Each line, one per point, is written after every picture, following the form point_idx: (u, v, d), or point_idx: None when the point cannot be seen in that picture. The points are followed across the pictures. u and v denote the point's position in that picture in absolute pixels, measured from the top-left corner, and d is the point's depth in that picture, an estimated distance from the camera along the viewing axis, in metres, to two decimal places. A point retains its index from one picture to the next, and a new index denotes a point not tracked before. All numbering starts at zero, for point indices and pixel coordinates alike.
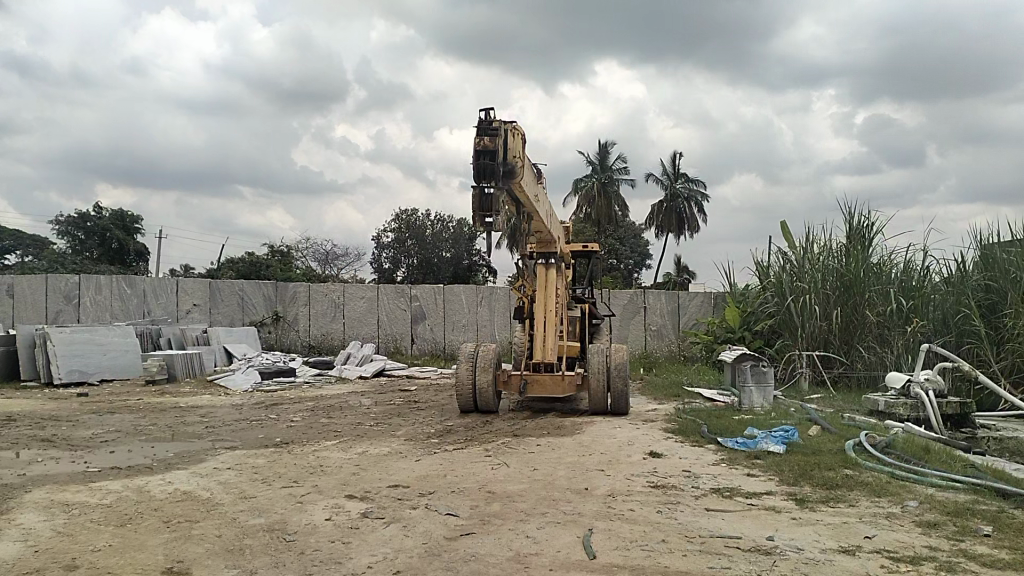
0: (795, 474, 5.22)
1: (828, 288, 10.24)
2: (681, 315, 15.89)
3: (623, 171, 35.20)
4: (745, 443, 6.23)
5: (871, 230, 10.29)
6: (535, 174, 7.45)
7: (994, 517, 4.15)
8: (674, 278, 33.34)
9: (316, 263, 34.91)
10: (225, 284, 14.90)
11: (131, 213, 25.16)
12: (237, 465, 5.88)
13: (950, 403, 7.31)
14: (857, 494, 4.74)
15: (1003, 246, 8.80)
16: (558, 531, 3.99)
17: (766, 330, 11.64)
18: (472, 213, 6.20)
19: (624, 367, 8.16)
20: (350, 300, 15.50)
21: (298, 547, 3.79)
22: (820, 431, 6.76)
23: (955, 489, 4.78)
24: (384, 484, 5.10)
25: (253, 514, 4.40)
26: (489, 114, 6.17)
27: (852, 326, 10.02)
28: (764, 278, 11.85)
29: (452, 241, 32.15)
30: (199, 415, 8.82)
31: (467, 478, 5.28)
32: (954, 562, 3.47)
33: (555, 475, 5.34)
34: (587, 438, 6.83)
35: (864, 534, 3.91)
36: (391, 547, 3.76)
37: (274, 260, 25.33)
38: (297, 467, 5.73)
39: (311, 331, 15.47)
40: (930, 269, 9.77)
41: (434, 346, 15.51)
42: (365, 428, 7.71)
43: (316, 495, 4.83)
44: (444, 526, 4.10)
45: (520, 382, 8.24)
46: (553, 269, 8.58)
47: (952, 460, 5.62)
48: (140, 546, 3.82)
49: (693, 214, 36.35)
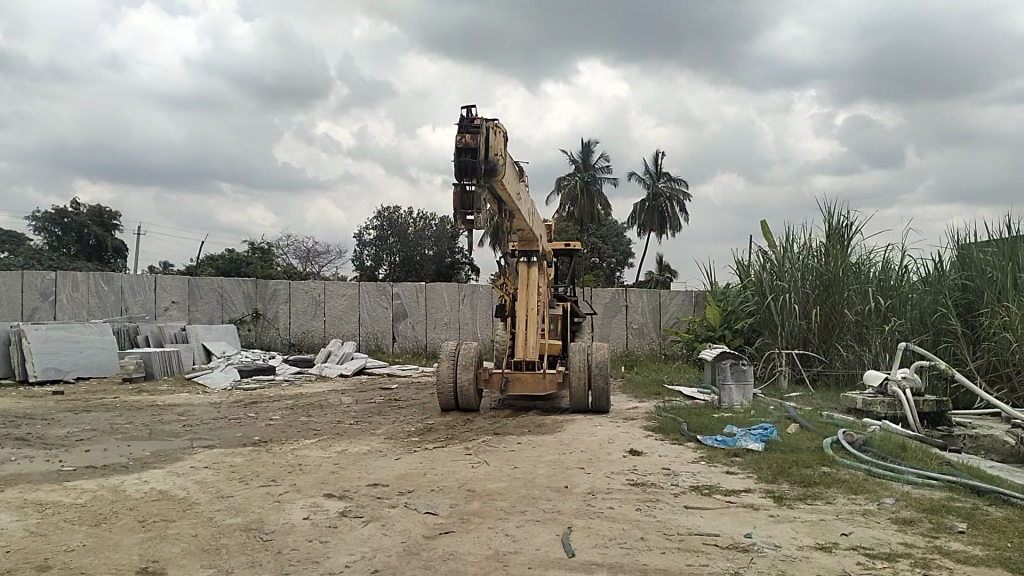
0: (774, 471, 5.26)
1: (807, 287, 10.33)
2: (662, 314, 16.00)
3: (606, 170, 35.40)
4: (724, 441, 6.26)
5: (850, 229, 10.36)
6: (516, 172, 7.42)
7: (970, 514, 4.20)
8: (656, 277, 33.46)
9: (297, 260, 34.67)
10: (204, 281, 14.73)
11: (110, 210, 24.84)
12: (214, 464, 5.82)
13: (926, 401, 7.41)
14: (834, 491, 4.78)
15: (980, 246, 8.91)
16: (537, 530, 3.98)
17: (747, 329, 11.69)
18: (453, 211, 6.19)
19: (605, 365, 8.17)
20: (330, 298, 15.39)
21: (275, 547, 3.76)
22: (799, 429, 6.82)
23: (932, 487, 4.83)
24: (363, 483, 5.07)
25: (230, 514, 4.35)
26: (470, 112, 6.14)
27: (831, 324, 10.09)
28: (745, 277, 11.91)
29: (434, 239, 32.07)
30: (177, 414, 8.71)
31: (447, 477, 5.26)
32: (930, 559, 3.50)
33: (535, 473, 5.34)
34: (567, 436, 6.84)
35: (840, 531, 3.94)
36: (369, 546, 3.74)
37: (255, 257, 25.12)
38: (276, 466, 5.68)
39: (291, 329, 15.28)
40: (908, 269, 9.89)
41: (416, 343, 15.52)
42: (345, 426, 7.66)
43: (293, 495, 4.79)
44: (424, 525, 4.08)
45: (501, 380, 8.24)
46: (535, 268, 8.61)
47: (929, 457, 5.68)
48: (115, 546, 3.77)
49: (675, 214, 36.45)
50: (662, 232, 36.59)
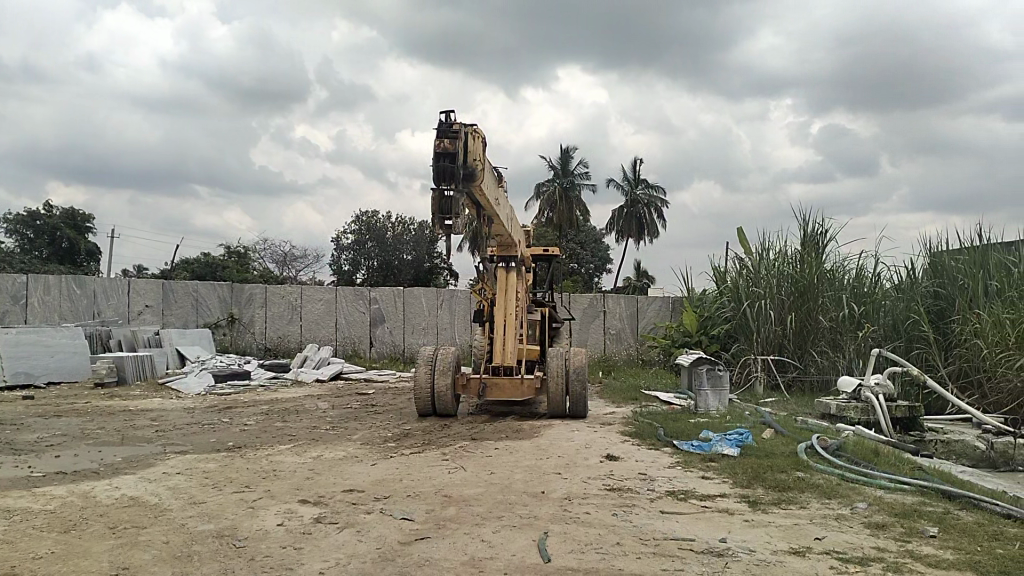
0: (749, 476, 5.29)
1: (783, 293, 10.43)
2: (640, 319, 16.08)
3: (585, 176, 35.53)
4: (700, 446, 6.30)
5: (824, 237, 10.47)
6: (495, 177, 7.41)
7: (940, 518, 4.25)
8: (634, 283, 33.60)
9: (273, 264, 34.41)
10: (179, 285, 14.57)
11: (83, 212, 24.51)
12: (186, 469, 5.74)
13: (899, 407, 7.52)
14: (808, 496, 4.82)
15: (951, 254, 9.04)
16: (514, 535, 3.97)
17: (722, 335, 11.75)
18: (432, 215, 6.16)
19: (583, 371, 8.19)
20: (307, 302, 15.27)
21: (248, 553, 3.72)
22: (774, 434, 6.87)
23: (904, 491, 4.89)
24: (339, 489, 5.03)
25: (202, 520, 4.30)
26: (449, 116, 6.12)
27: (805, 330, 10.20)
28: (721, 283, 11.99)
29: (413, 243, 31.99)
30: (149, 419, 8.59)
31: (423, 482, 5.23)
32: (901, 563, 3.54)
33: (512, 479, 5.32)
34: (544, 441, 6.84)
35: (814, 535, 3.97)
36: (343, 553, 3.71)
37: (230, 261, 24.91)
38: (250, 472, 5.62)
39: (267, 334, 15.16)
40: (881, 277, 10.04)
41: (393, 348, 15.46)
42: (320, 432, 7.61)
43: (267, 501, 4.74)
44: (399, 531, 4.06)
45: (478, 385, 8.22)
46: (513, 273, 8.60)
47: (901, 462, 5.75)
48: (85, 552, 3.71)
49: (653, 220, 36.64)
50: (640, 238, 36.78)
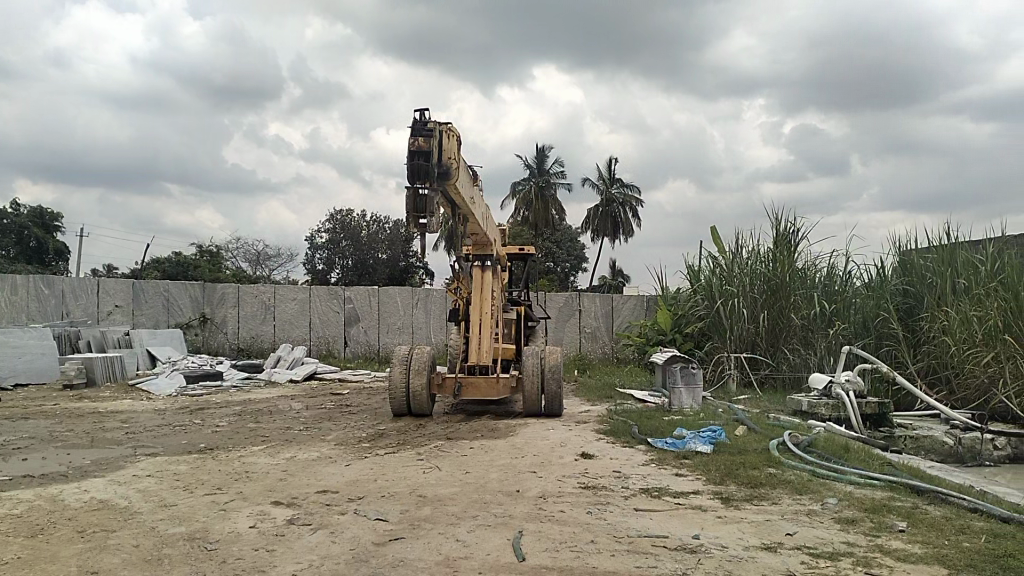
0: (722, 473, 5.34)
1: (755, 292, 10.53)
2: (615, 317, 16.16)
3: (560, 175, 35.62)
4: (674, 443, 6.34)
5: (796, 236, 10.60)
6: (470, 175, 7.40)
7: (909, 513, 4.32)
8: (610, 282, 33.75)
9: (246, 263, 34.07)
10: (149, 285, 14.38)
11: (51, 211, 24.10)
12: (157, 472, 5.66)
13: (869, 403, 7.64)
14: (780, 492, 4.87)
15: (920, 252, 9.17)
16: (488, 534, 3.97)
17: (696, 333, 11.84)
18: (406, 214, 6.14)
19: (558, 370, 8.21)
20: (280, 302, 15.15)
21: (219, 556, 3.68)
22: (746, 431, 6.94)
23: (874, 487, 4.96)
24: (312, 490, 5.00)
25: (173, 523, 4.25)
26: (423, 115, 6.10)
27: (778, 328, 10.32)
28: (695, 281, 12.07)
29: (388, 242, 31.83)
30: (120, 421, 8.47)
31: (398, 482, 5.21)
32: (871, 557, 3.60)
33: (487, 478, 5.32)
34: (519, 440, 6.84)
35: (785, 531, 4.02)
36: (316, 554, 3.68)
37: (202, 261, 24.62)
38: (221, 474, 5.57)
39: (240, 334, 15.03)
40: (852, 275, 10.19)
41: (368, 348, 15.38)
42: (294, 433, 7.54)
43: (240, 503, 4.69)
44: (373, 531, 4.04)
45: (454, 385, 8.21)
46: (489, 272, 8.58)
47: (871, 458, 5.83)
48: (52, 557, 3.64)
49: (628, 219, 36.79)
50: (615, 237, 36.91)
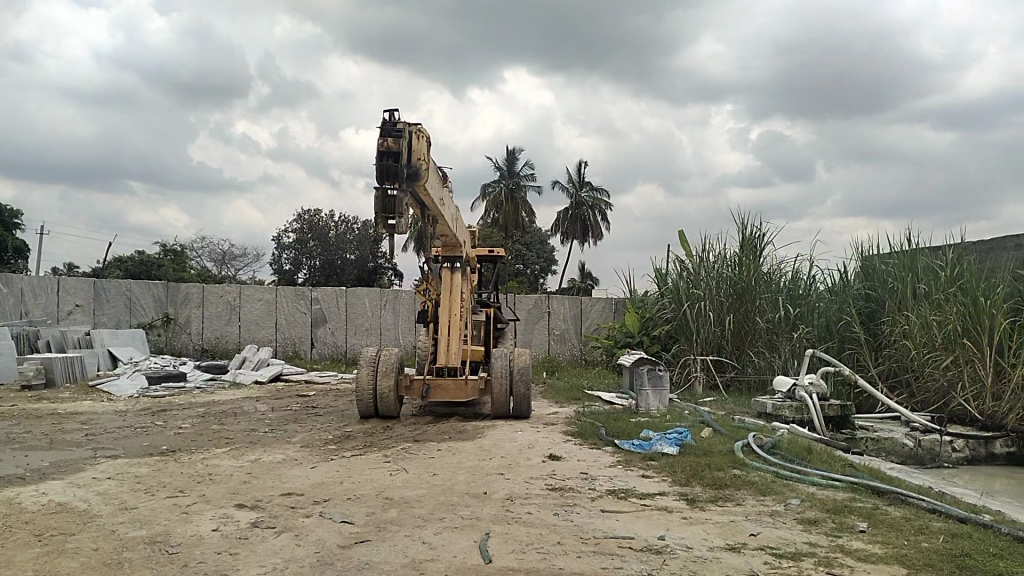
0: (687, 475, 5.39)
1: (721, 295, 10.65)
2: (583, 320, 16.25)
3: (530, 177, 35.69)
4: (641, 445, 6.38)
5: (762, 240, 10.74)
6: (440, 177, 7.38)
7: (869, 514, 4.40)
8: (579, 284, 33.89)
9: (211, 263, 33.60)
10: (111, 284, 14.11)
11: (11, 208, 23.55)
12: (117, 475, 5.55)
13: (832, 406, 7.78)
14: (744, 493, 4.94)
15: (882, 257, 9.33)
16: (455, 537, 3.96)
17: (663, 335, 11.94)
18: (375, 214, 6.10)
19: (526, 372, 8.22)
20: (246, 302, 14.96)
21: (181, 560, 3.62)
22: (712, 432, 7.01)
23: (835, 488, 5.05)
24: (277, 493, 4.94)
25: (133, 526, 4.17)
26: (393, 115, 6.07)
27: (743, 332, 10.45)
28: (662, 284, 12.16)
29: (356, 243, 31.64)
30: (79, 423, 8.29)
31: (364, 485, 5.17)
32: (832, 557, 3.65)
33: (454, 480, 5.31)
34: (487, 442, 6.84)
35: (749, 532, 4.07)
36: (280, 558, 3.64)
37: (167, 260, 24.21)
38: (184, 476, 5.48)
39: (204, 334, 14.78)
40: (816, 280, 10.35)
41: (335, 349, 15.27)
42: (259, 435, 7.45)
43: (202, 506, 4.62)
44: (339, 534, 4.01)
45: (422, 387, 8.17)
46: (458, 274, 8.57)
47: (833, 459, 5.93)
48: (7, 562, 3.55)
49: (597, 222, 36.98)
50: (584, 240, 37.09)
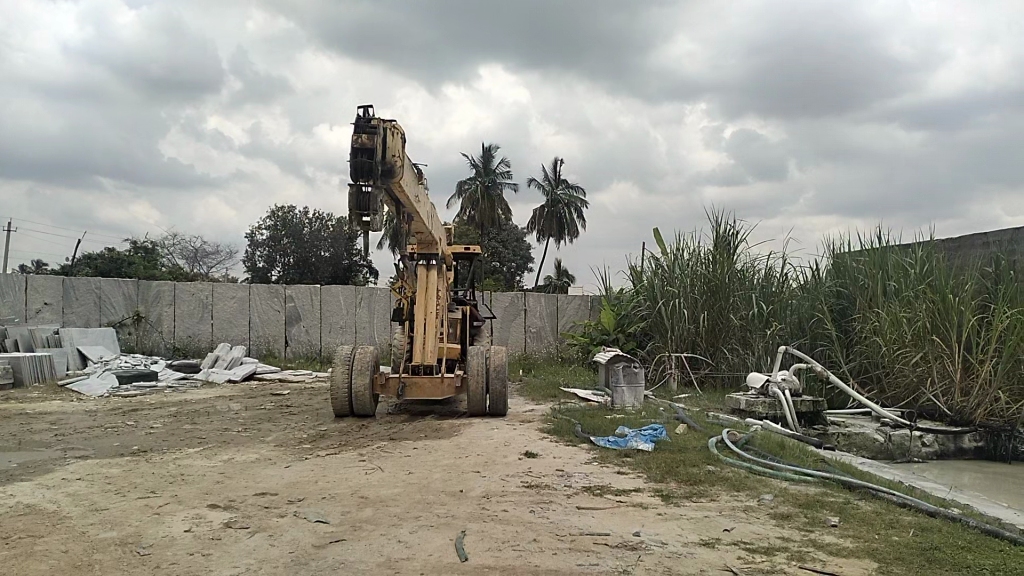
0: (662, 471, 5.42)
1: (696, 293, 10.73)
2: (560, 317, 16.29)
3: (506, 175, 35.69)
4: (616, 442, 6.41)
5: (735, 238, 10.85)
6: (415, 174, 7.35)
7: (841, 508, 4.46)
8: (555, 282, 33.96)
9: (183, 261, 33.19)
10: (81, 282, 13.87)
11: None
12: (88, 475, 5.47)
13: (803, 401, 7.89)
14: (718, 489, 4.98)
15: (853, 255, 9.46)
16: (431, 535, 3.95)
17: (638, 332, 12.00)
18: (349, 212, 6.06)
19: (502, 370, 8.23)
20: (219, 300, 14.80)
21: (153, 561, 3.57)
22: (687, 429, 7.06)
23: (808, 482, 5.12)
24: (250, 492, 4.90)
25: (104, 528, 4.11)
26: (367, 112, 6.04)
27: (717, 329, 10.55)
28: (637, 282, 12.20)
29: (330, 240, 31.44)
30: (48, 423, 8.15)
31: (339, 483, 5.14)
32: (805, 552, 3.69)
33: (430, 478, 5.29)
34: (463, 440, 6.83)
35: (723, 527, 4.10)
36: (254, 558, 3.61)
37: (137, 258, 23.85)
38: (156, 477, 5.41)
39: (176, 333, 14.59)
40: (788, 277, 10.49)
41: (310, 348, 15.16)
42: (232, 434, 7.38)
43: (175, 506, 4.56)
44: (313, 534, 3.98)
45: (398, 385, 8.14)
46: (434, 272, 8.54)
47: (805, 455, 6.00)
48: None
49: (573, 219, 37.05)
50: (560, 238, 37.17)
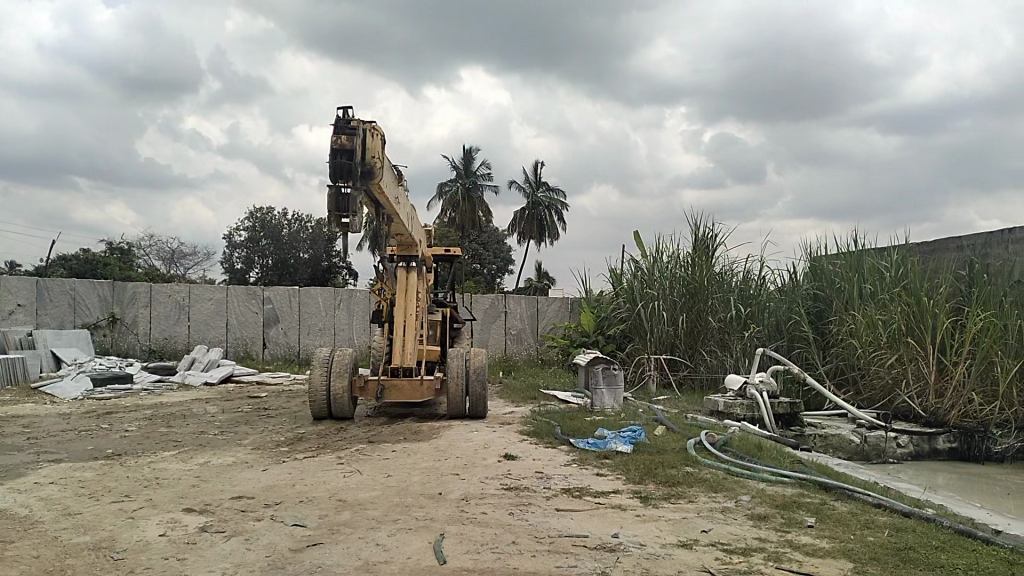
0: (641, 472, 5.44)
1: (675, 295, 10.78)
2: (540, 319, 16.30)
3: (486, 177, 35.70)
4: (596, 444, 6.42)
5: (714, 241, 10.92)
6: (395, 175, 7.32)
7: (818, 509, 4.50)
8: (535, 284, 34.00)
9: (160, 262, 32.86)
10: (54, 283, 13.66)
11: None
12: (60, 479, 5.39)
13: (781, 403, 7.96)
14: (696, 490, 5.00)
15: (829, 258, 9.56)
16: (409, 538, 3.93)
17: (618, 334, 12.04)
18: (328, 213, 6.02)
19: (482, 372, 8.22)
20: (196, 302, 14.64)
21: (127, 566, 3.53)
22: (666, 431, 7.09)
23: (785, 483, 5.16)
24: (227, 496, 4.85)
25: (77, 532, 4.05)
26: (347, 113, 6.03)
27: (696, 331, 10.61)
28: (617, 284, 12.23)
29: (309, 242, 31.25)
30: (20, 426, 8.03)
31: (316, 487, 5.11)
32: (781, 552, 3.72)
33: (409, 481, 5.27)
34: (443, 443, 6.81)
35: (701, 528, 4.12)
36: (230, 562, 3.57)
37: (113, 258, 23.55)
38: (130, 481, 5.33)
39: (152, 335, 14.42)
40: (766, 280, 10.58)
41: (288, 350, 15.05)
42: (208, 438, 7.31)
43: (149, 510, 4.51)
44: (290, 538, 3.95)
45: (377, 388, 8.11)
46: (414, 274, 8.51)
47: (782, 456, 6.05)
48: None
49: (553, 221, 37.11)
50: (541, 240, 37.21)
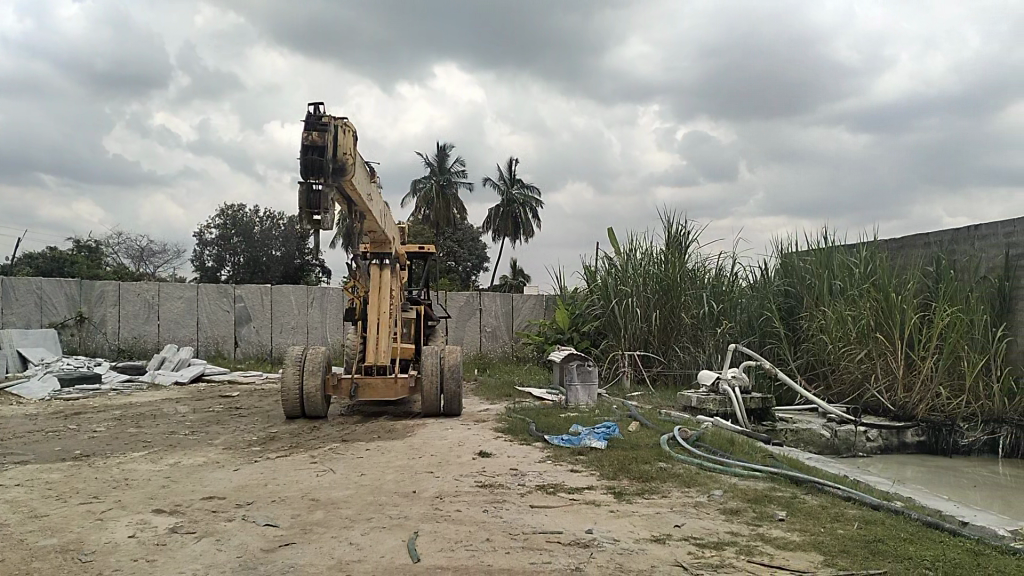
0: (615, 468, 5.46)
1: (648, 291, 10.84)
2: (515, 316, 16.29)
3: (461, 174, 35.67)
4: (570, 440, 6.44)
5: (686, 238, 11.00)
6: (367, 172, 7.27)
7: (789, 503, 4.56)
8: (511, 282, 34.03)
9: (129, 260, 32.39)
10: (20, 282, 13.43)
11: None
12: (27, 481, 5.29)
13: (753, 399, 7.98)
14: (669, 486, 5.03)
15: (800, 255, 9.69)
16: (383, 537, 3.92)
17: (592, 331, 12.09)
18: (299, 210, 5.97)
19: (456, 370, 8.20)
20: (165, 301, 14.45)
21: (94, 568, 3.47)
22: (640, 427, 7.13)
23: (757, 478, 5.21)
24: (198, 497, 4.80)
25: (43, 535, 3.98)
26: (318, 109, 5.97)
27: (669, 328, 10.69)
28: (591, 281, 12.25)
29: (282, 239, 30.98)
30: None
31: (289, 486, 5.07)
32: (753, 546, 3.76)
33: (383, 480, 5.25)
34: (417, 441, 6.79)
35: (674, 523, 4.15)
36: (200, 563, 3.53)
37: (81, 257, 23.16)
38: (99, 482, 5.25)
39: (121, 334, 14.21)
40: (738, 277, 10.68)
41: (260, 348, 14.91)
42: (179, 438, 7.22)
43: (118, 512, 4.44)
44: (262, 538, 3.91)
45: (350, 386, 8.05)
46: (387, 271, 8.46)
47: (754, 451, 6.11)
48: None
49: (528, 219, 37.16)
50: (516, 237, 37.22)
